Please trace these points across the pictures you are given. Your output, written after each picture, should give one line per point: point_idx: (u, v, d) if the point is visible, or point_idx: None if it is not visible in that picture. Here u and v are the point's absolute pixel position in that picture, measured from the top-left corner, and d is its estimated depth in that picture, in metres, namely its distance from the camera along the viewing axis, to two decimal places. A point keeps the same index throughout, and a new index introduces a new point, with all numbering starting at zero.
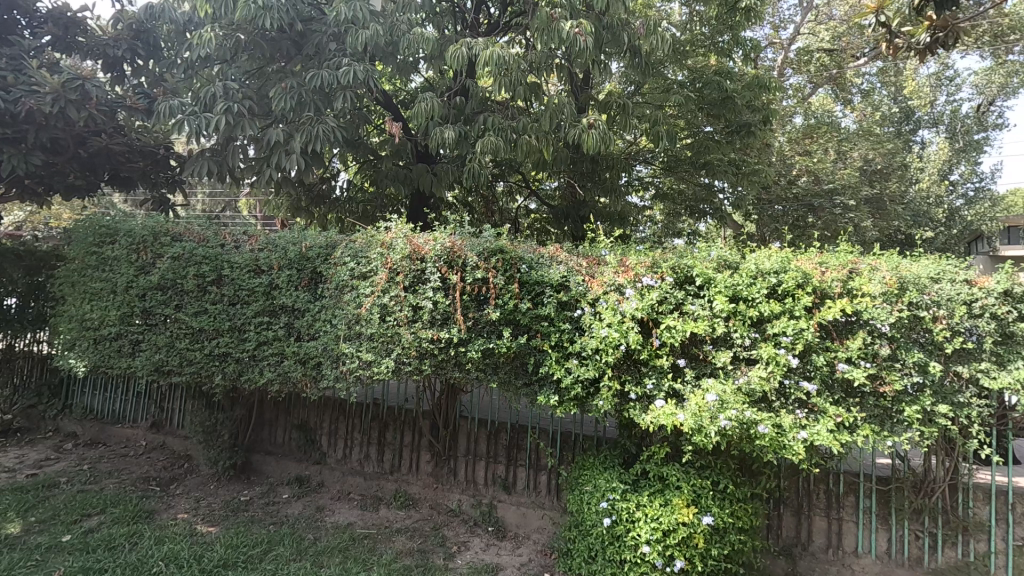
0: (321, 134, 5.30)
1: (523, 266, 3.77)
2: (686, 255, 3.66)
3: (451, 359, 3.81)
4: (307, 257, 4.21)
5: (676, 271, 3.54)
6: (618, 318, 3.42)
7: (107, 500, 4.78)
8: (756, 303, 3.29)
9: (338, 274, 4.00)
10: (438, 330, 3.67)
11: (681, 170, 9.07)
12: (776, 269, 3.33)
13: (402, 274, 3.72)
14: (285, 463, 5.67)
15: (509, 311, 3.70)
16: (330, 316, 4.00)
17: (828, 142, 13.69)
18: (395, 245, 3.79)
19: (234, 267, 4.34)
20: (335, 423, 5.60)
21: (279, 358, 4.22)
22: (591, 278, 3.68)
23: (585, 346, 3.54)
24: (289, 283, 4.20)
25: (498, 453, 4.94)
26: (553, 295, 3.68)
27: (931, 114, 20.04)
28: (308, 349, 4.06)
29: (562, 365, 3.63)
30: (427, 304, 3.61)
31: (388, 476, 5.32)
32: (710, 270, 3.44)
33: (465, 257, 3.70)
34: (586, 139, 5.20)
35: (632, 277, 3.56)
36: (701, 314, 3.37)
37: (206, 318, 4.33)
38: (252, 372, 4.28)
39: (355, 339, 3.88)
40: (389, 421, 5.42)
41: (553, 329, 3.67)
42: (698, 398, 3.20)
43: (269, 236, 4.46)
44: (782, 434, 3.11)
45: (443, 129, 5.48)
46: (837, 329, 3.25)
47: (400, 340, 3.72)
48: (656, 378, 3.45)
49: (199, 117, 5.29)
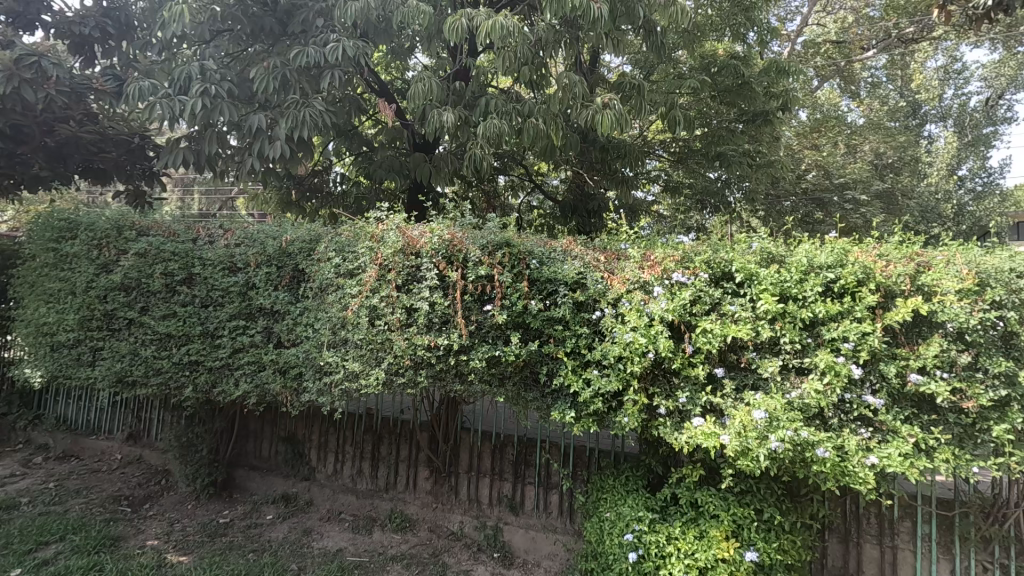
0: (308, 117, 4.78)
1: (533, 260, 3.31)
2: (722, 247, 3.18)
3: (452, 370, 3.32)
4: (288, 253, 3.75)
5: (711, 266, 3.07)
6: (645, 321, 2.95)
7: (69, 525, 4.28)
8: (808, 302, 2.82)
9: (322, 272, 3.52)
10: (435, 335, 3.18)
11: (693, 161, 8.58)
12: (832, 264, 2.85)
13: (395, 272, 3.24)
14: (270, 479, 5.18)
15: (518, 313, 3.21)
16: (313, 319, 3.52)
17: (836, 136, 13.19)
18: (386, 238, 3.32)
19: (207, 263, 3.87)
20: (326, 435, 5.12)
21: (256, 368, 3.73)
22: (610, 275, 3.22)
23: (606, 353, 3.05)
24: (267, 282, 3.74)
25: (504, 469, 4.46)
26: (568, 295, 3.20)
27: (939, 108, 19.09)
28: (288, 358, 3.58)
29: (580, 376, 3.14)
30: (424, 305, 3.13)
31: (383, 494, 4.84)
32: (752, 264, 2.97)
33: (466, 251, 3.23)
34: (599, 121, 4.56)
35: (660, 274, 3.10)
36: (741, 316, 2.91)
37: (174, 322, 3.83)
38: (226, 384, 3.78)
39: (341, 347, 3.38)
40: (384, 433, 4.94)
41: (568, 334, 3.19)
42: (746, 415, 2.70)
43: (247, 229, 3.98)
44: (844, 459, 2.62)
45: (442, 111, 4.96)
46: (906, 335, 2.76)
47: (391, 347, 3.21)
48: (690, 390, 2.96)
49: (173, 100, 4.79)
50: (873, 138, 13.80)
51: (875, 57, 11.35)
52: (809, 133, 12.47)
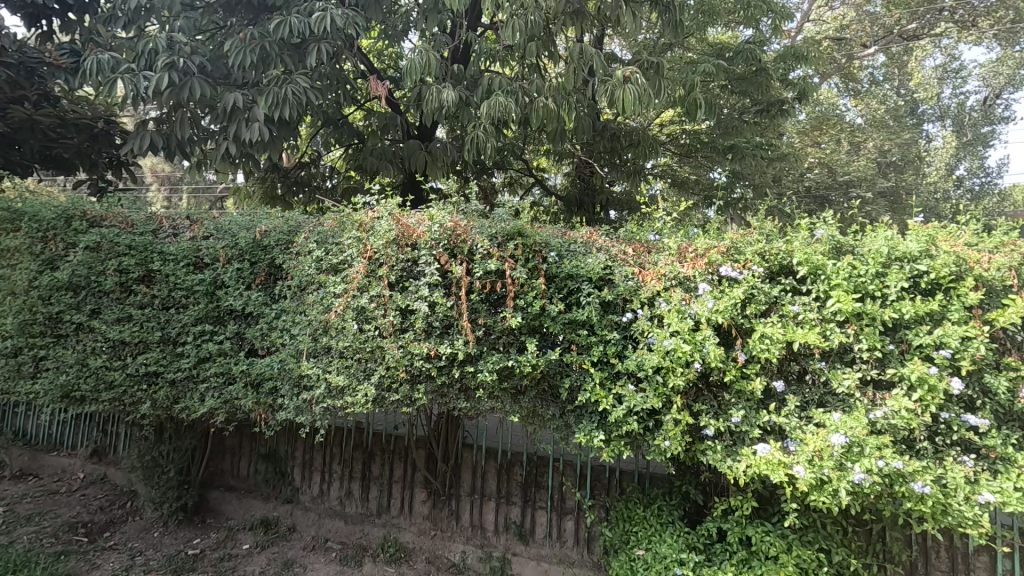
0: (291, 94, 4.23)
1: (551, 253, 2.79)
2: (776, 235, 2.69)
3: (455, 384, 2.79)
4: (262, 246, 3.23)
5: (766, 258, 2.59)
6: (690, 325, 2.45)
7: (11, 562, 3.71)
8: (891, 301, 2.33)
9: (302, 268, 3.00)
10: (436, 343, 2.66)
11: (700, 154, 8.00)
12: (919, 254, 2.35)
13: (388, 266, 2.73)
14: (248, 502, 4.63)
15: (534, 316, 2.71)
16: (290, 323, 3.00)
17: (839, 133, 12.72)
18: (376, 227, 2.81)
19: (169, 259, 3.33)
20: (311, 452, 4.60)
21: (224, 381, 3.19)
22: (641, 270, 2.73)
23: (642, 363, 2.54)
24: (238, 281, 3.22)
25: (511, 492, 3.95)
26: (593, 293, 2.70)
27: (934, 108, 18.69)
28: (261, 369, 3.03)
29: (609, 390, 2.63)
30: (423, 306, 2.61)
31: (375, 519, 4.30)
32: (818, 255, 2.48)
33: (473, 242, 2.72)
34: (620, 98, 4.03)
35: (704, 268, 2.60)
36: (805, 318, 2.42)
37: (129, 327, 3.29)
38: (190, 400, 3.23)
39: (323, 356, 2.85)
40: (375, 450, 4.42)
41: (594, 340, 2.68)
42: (821, 440, 2.19)
43: (216, 220, 3.45)
44: (946, 495, 2.12)
45: (441, 89, 4.42)
46: (1010, 340, 2.27)
47: (383, 357, 2.69)
48: (745, 409, 2.45)
49: (136, 75, 4.22)
50: (875, 137, 13.25)
51: (880, 52, 10.90)
52: (810, 130, 11.97)
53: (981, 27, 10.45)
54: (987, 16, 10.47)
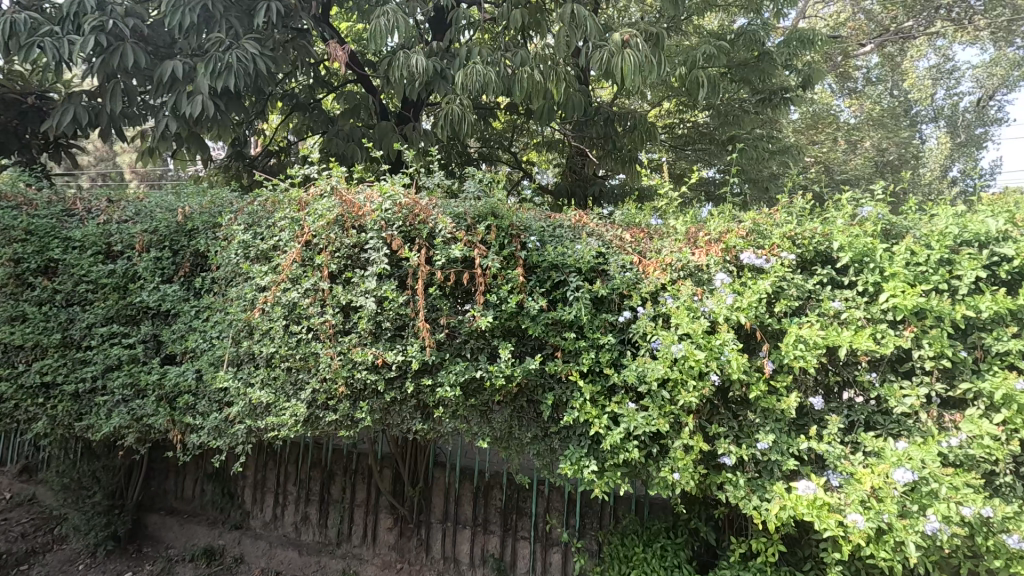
0: (237, 61, 3.64)
1: (531, 237, 2.26)
2: (807, 216, 2.19)
3: (411, 400, 2.25)
4: (186, 232, 2.69)
5: (795, 243, 2.08)
6: (704, 326, 1.95)
7: None
8: (964, 297, 1.83)
9: (228, 256, 2.46)
10: (385, 349, 2.12)
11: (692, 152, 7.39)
12: (999, 236, 1.86)
13: (328, 253, 2.21)
14: (190, 528, 4.06)
15: (509, 315, 2.18)
16: (212, 324, 2.46)
17: (836, 131, 12.15)
18: (316, 204, 2.28)
19: (74, 247, 2.78)
20: (264, 470, 4.03)
21: (134, 395, 2.64)
22: (642, 259, 2.23)
23: (644, 374, 2.01)
24: (155, 273, 2.67)
25: (489, 520, 3.41)
26: (583, 287, 2.18)
27: (929, 108, 18.25)
28: (175, 380, 2.50)
29: (603, 408, 2.09)
30: (369, 303, 2.07)
31: (333, 549, 3.74)
32: (864, 238, 1.98)
33: (434, 224, 2.20)
34: (616, 65, 3.48)
35: (720, 255, 2.10)
36: (850, 317, 1.91)
37: (22, 328, 2.73)
38: (93, 416, 2.67)
39: (249, 365, 2.33)
40: (336, 469, 3.86)
41: (584, 345, 2.15)
42: (879, 476, 1.69)
43: (134, 202, 2.90)
44: None
45: (410, 55, 3.86)
46: None
47: (319, 367, 2.16)
48: (774, 432, 1.93)
49: (60, 39, 3.58)
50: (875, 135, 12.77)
51: (877, 47, 10.41)
52: (807, 129, 11.40)
53: (974, 27, 9.44)
54: (983, 16, 9.17)
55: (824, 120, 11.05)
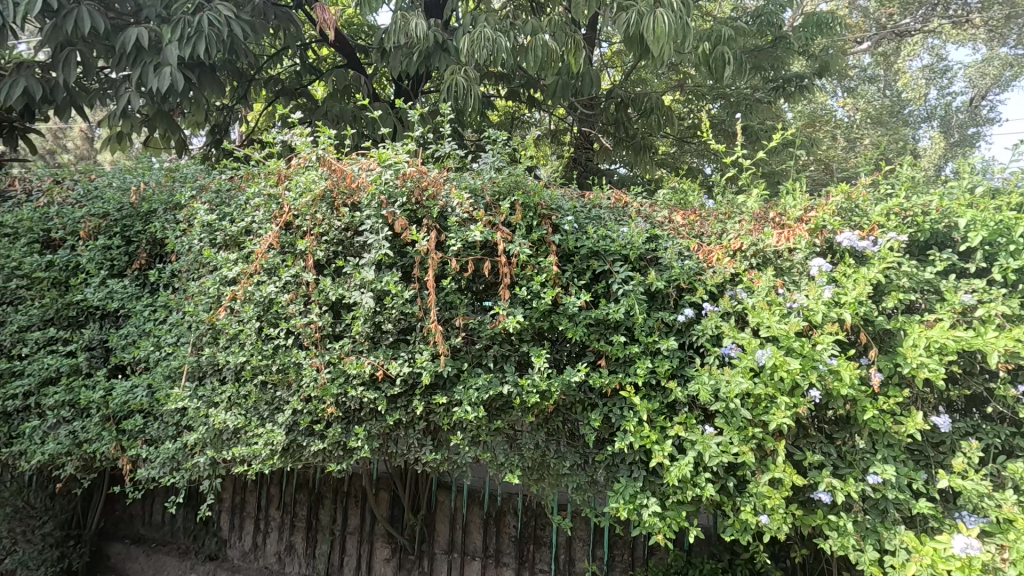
0: (208, 27, 3.13)
1: (566, 217, 1.81)
2: (909, 190, 1.77)
3: (415, 422, 1.79)
4: (142, 216, 2.23)
5: (902, 224, 1.65)
6: (800, 327, 1.51)
7: None
8: None
9: (189, 242, 1.99)
10: (384, 359, 1.66)
11: None
12: None
13: (312, 236, 1.75)
14: (159, 559, 3.58)
15: (540, 313, 1.73)
16: (170, 329, 2.00)
17: (835, 129, 11.64)
18: (298, 176, 1.82)
19: (5, 235, 2.31)
20: (243, 493, 3.56)
21: (76, 414, 2.18)
22: (704, 245, 1.79)
23: (720, 388, 1.57)
24: (102, 265, 2.20)
25: (502, 550, 2.96)
26: (632, 279, 1.73)
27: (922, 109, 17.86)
28: (124, 398, 2.04)
29: (663, 431, 1.65)
30: (365, 299, 1.62)
31: None
32: (998, 214, 1.56)
33: (447, 200, 1.74)
34: (643, 28, 3.02)
35: (809, 237, 1.67)
36: (985, 314, 1.50)
37: None
38: (26, 440, 2.21)
39: (213, 380, 1.87)
40: (325, 493, 3.38)
41: (636, 350, 1.71)
42: None
43: (81, 182, 2.44)
44: None
45: (406, 15, 3.35)
46: None
47: (301, 381, 1.71)
48: (890, 462, 1.51)
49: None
50: (874, 134, 12.27)
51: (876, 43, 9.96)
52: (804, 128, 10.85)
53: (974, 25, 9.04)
54: (981, 14, 8.69)
55: (821, 120, 10.55)
